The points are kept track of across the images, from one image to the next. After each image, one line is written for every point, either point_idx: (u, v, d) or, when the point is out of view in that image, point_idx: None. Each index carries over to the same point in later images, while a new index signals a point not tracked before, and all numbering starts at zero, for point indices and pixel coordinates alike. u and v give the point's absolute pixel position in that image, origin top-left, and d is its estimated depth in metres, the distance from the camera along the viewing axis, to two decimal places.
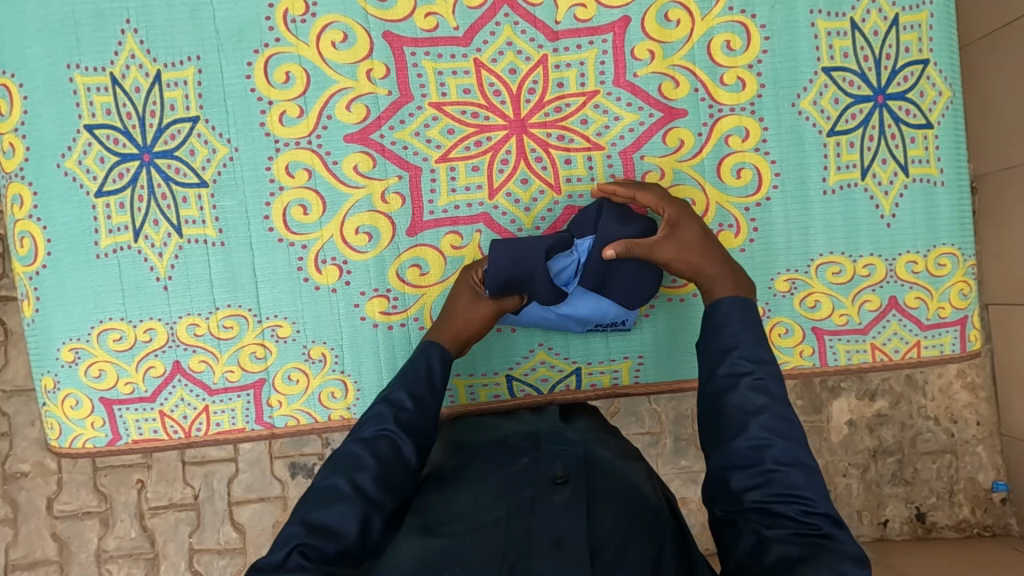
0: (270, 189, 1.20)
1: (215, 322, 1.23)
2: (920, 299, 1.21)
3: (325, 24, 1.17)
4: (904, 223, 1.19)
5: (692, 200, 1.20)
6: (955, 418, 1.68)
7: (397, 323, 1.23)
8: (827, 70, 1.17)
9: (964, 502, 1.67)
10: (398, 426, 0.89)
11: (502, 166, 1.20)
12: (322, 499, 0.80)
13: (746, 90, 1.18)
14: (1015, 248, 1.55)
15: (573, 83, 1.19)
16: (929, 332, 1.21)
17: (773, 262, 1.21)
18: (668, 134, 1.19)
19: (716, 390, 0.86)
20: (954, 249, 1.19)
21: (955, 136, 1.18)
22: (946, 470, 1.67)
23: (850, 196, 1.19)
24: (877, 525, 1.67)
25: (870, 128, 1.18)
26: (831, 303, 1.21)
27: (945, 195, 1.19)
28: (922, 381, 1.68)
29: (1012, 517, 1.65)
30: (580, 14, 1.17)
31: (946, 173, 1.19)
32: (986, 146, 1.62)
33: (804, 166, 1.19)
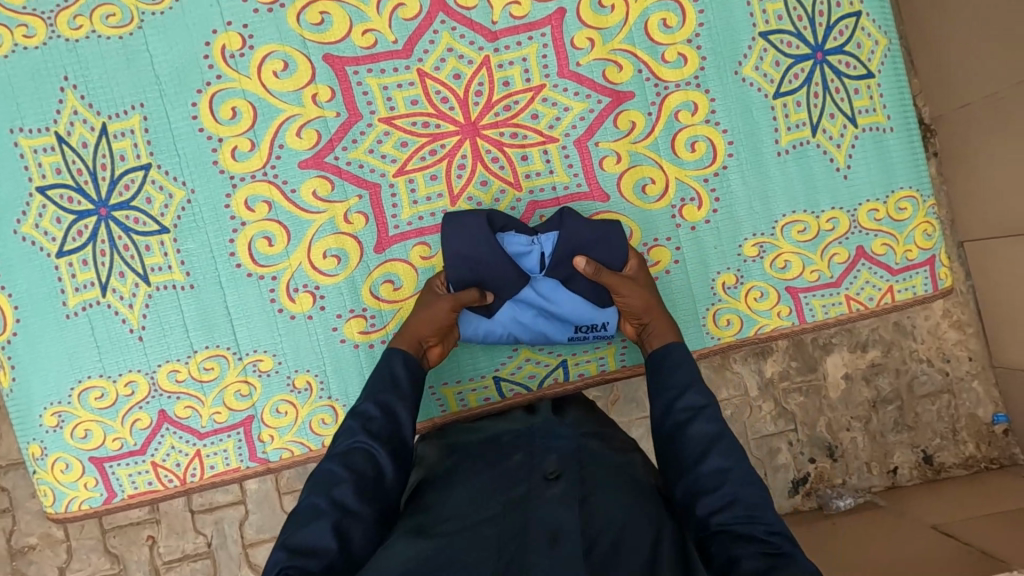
0: (233, 226, 1.20)
1: (195, 365, 1.22)
2: (887, 245, 1.22)
3: (264, 54, 1.17)
4: (860, 173, 1.21)
5: (651, 179, 1.21)
6: (947, 357, 1.70)
7: (378, 340, 1.23)
8: (764, 35, 1.19)
9: (967, 439, 1.69)
10: (369, 434, 0.89)
11: (460, 171, 1.20)
12: (302, 518, 0.80)
13: (689, 65, 1.20)
14: (981, 184, 1.58)
15: (519, 80, 1.19)
16: (900, 277, 1.23)
17: (738, 229, 1.22)
18: (619, 118, 1.20)
19: (675, 423, 0.90)
20: (913, 191, 1.21)
21: (898, 82, 1.21)
22: (946, 410, 1.70)
23: (803, 154, 1.21)
24: (887, 474, 1.69)
25: (814, 86, 1.20)
26: (801, 262, 1.23)
27: (897, 141, 1.21)
28: (910, 326, 1.70)
29: (1016, 447, 1.68)
30: (515, 12, 1.18)
31: (894, 120, 1.21)
32: (939, 89, 1.65)
33: (755, 132, 1.21)
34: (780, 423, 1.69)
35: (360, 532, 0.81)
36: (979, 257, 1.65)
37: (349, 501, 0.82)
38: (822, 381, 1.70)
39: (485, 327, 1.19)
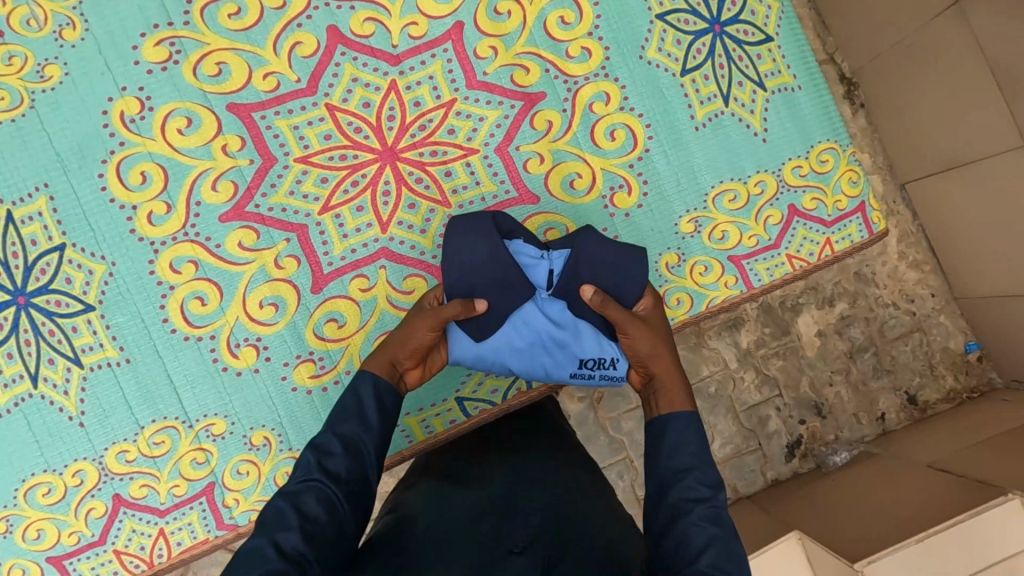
0: (161, 292, 1.17)
1: (144, 441, 1.18)
2: (816, 199, 1.25)
3: (166, 112, 1.16)
4: (778, 134, 1.24)
5: (577, 174, 1.22)
6: (911, 297, 1.74)
7: (330, 382, 1.20)
8: (661, 17, 1.22)
9: (946, 373, 1.72)
10: (326, 474, 0.87)
11: (385, 198, 1.19)
12: (243, 564, 0.76)
13: (593, 57, 1.21)
14: (909, 127, 1.63)
15: (429, 98, 1.20)
16: (834, 228, 1.25)
17: (671, 208, 1.24)
18: (535, 119, 1.21)
19: (671, 510, 0.88)
20: (831, 143, 1.24)
21: (797, 41, 1.24)
22: (920, 348, 1.73)
23: (720, 124, 1.23)
24: (876, 422, 1.70)
25: (717, 57, 1.23)
26: (738, 230, 1.24)
27: (807, 97, 1.24)
28: (870, 274, 1.74)
29: (992, 372, 1.72)
30: (413, 32, 1.19)
31: (800, 77, 1.24)
32: (852, 43, 1.71)
33: (670, 110, 1.23)
34: (763, 391, 1.70)
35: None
36: (921, 197, 1.70)
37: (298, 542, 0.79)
38: (795, 342, 1.72)
39: (482, 353, 1.19)
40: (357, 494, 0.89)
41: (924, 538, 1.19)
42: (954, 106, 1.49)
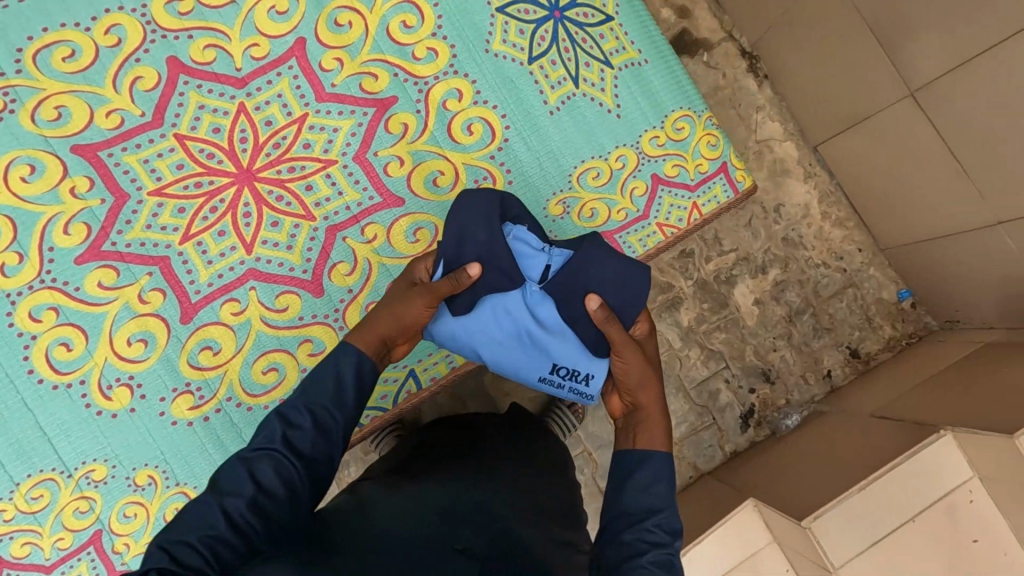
0: (23, 343, 1.14)
1: (21, 497, 1.15)
2: (678, 165, 1.28)
3: (7, 160, 1.14)
4: (630, 108, 1.27)
5: (439, 171, 1.24)
6: (839, 255, 1.78)
7: (211, 411, 1.20)
8: (501, 9, 1.24)
9: (883, 323, 1.76)
10: (287, 445, 0.88)
11: (246, 220, 1.20)
12: (192, 521, 0.81)
13: (441, 57, 1.23)
14: (810, 90, 1.69)
15: (280, 116, 1.20)
16: (699, 191, 1.29)
17: (537, 193, 1.27)
18: (390, 123, 1.23)
19: (622, 546, 0.94)
20: (686, 111, 1.28)
21: (637, 18, 1.28)
22: (855, 303, 1.76)
23: (574, 106, 1.26)
24: (823, 381, 1.73)
25: (561, 41, 1.25)
26: (606, 206, 1.28)
27: (653, 69, 1.28)
28: (798, 238, 1.78)
29: (927, 316, 1.76)
30: (255, 53, 1.19)
31: (645, 52, 1.28)
32: (747, 18, 1.77)
33: (522, 98, 1.25)
34: (710, 365, 1.72)
35: (244, 541, 0.80)
36: (834, 156, 1.75)
37: (245, 508, 0.81)
38: (734, 313, 1.74)
39: (463, 336, 1.23)
40: (321, 465, 0.91)
41: (864, 487, 1.21)
42: (847, 64, 1.54)
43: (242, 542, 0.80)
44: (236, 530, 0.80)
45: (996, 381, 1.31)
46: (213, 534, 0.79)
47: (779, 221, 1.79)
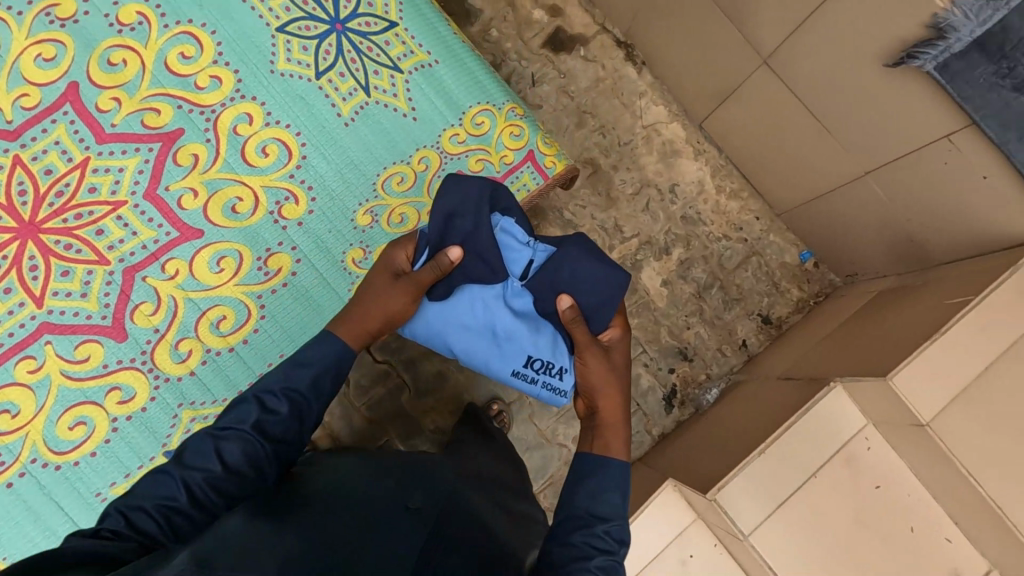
0: None
1: None
2: (482, 159, 1.29)
3: None
4: (425, 109, 1.28)
5: (238, 197, 1.22)
6: (738, 226, 1.81)
7: (14, 476, 1.13)
8: (282, 30, 1.25)
9: (790, 286, 1.79)
10: (259, 428, 0.93)
11: (33, 273, 1.16)
12: (151, 490, 0.85)
13: (225, 84, 1.23)
14: (683, 69, 1.73)
15: (60, 163, 1.18)
16: (507, 181, 1.30)
17: (342, 204, 1.26)
18: (178, 155, 1.21)
19: (569, 552, 0.94)
20: (484, 106, 1.30)
21: (422, 23, 1.31)
22: (760, 270, 1.79)
23: (369, 114, 1.27)
24: (739, 351, 1.75)
25: (347, 53, 1.27)
26: (414, 208, 1.27)
27: (445, 69, 1.30)
28: (696, 216, 1.81)
29: (830, 274, 1.79)
30: (26, 103, 1.18)
31: (434, 53, 1.30)
32: (616, 9, 1.81)
33: (314, 113, 1.25)
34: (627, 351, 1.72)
35: (197, 509, 0.85)
36: (718, 130, 1.79)
37: (208, 479, 0.86)
38: (643, 297, 1.74)
39: (441, 326, 1.27)
40: (286, 445, 0.96)
41: (764, 451, 1.22)
42: (708, 40, 1.58)
43: (197, 511, 0.85)
44: (193, 498, 0.85)
45: (882, 327, 1.34)
46: (172, 501, 0.83)
47: (676, 200, 1.82)
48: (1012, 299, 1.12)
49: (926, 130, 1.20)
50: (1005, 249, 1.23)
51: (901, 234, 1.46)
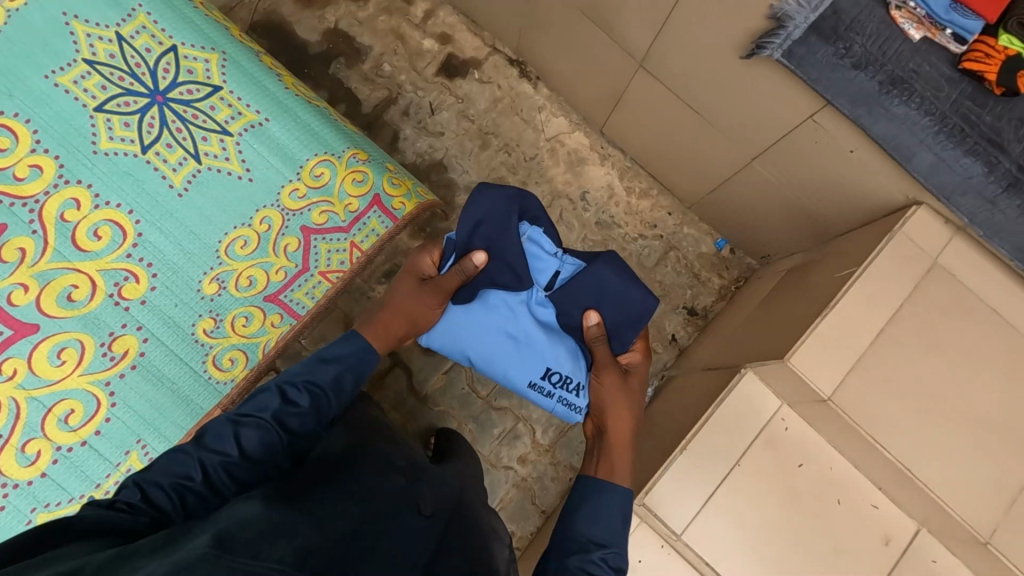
0: None
1: None
2: (326, 211, 1.26)
3: None
4: (262, 168, 1.23)
5: (73, 286, 1.15)
6: (652, 223, 1.84)
7: None
8: (99, 108, 1.17)
9: (710, 275, 1.82)
10: (280, 415, 1.00)
11: None
12: (168, 469, 0.91)
13: (46, 170, 1.14)
14: (574, 78, 1.75)
15: None
16: (355, 229, 1.28)
17: (186, 275, 1.21)
18: (4, 251, 1.13)
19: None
20: (323, 156, 1.26)
21: (248, 81, 1.25)
22: (679, 264, 1.82)
23: (204, 182, 1.21)
24: (670, 345, 1.77)
25: (171, 123, 1.20)
26: (262, 270, 1.24)
27: (278, 125, 1.25)
28: (609, 220, 1.83)
29: (747, 257, 1.82)
30: None
31: (264, 111, 1.24)
32: (503, 28, 1.83)
33: (145, 188, 1.19)
34: None
35: (211, 488, 0.90)
36: (618, 134, 1.82)
37: (224, 462, 0.92)
38: None
39: (466, 332, 1.35)
40: (308, 427, 1.03)
41: (687, 447, 1.24)
42: (589, 51, 1.61)
43: (210, 491, 0.90)
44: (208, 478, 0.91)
45: (787, 306, 1.37)
46: (188, 480, 0.89)
47: (589, 207, 1.84)
48: (891, 265, 1.17)
49: (792, 114, 1.25)
50: (883, 217, 1.28)
51: (795, 213, 1.50)
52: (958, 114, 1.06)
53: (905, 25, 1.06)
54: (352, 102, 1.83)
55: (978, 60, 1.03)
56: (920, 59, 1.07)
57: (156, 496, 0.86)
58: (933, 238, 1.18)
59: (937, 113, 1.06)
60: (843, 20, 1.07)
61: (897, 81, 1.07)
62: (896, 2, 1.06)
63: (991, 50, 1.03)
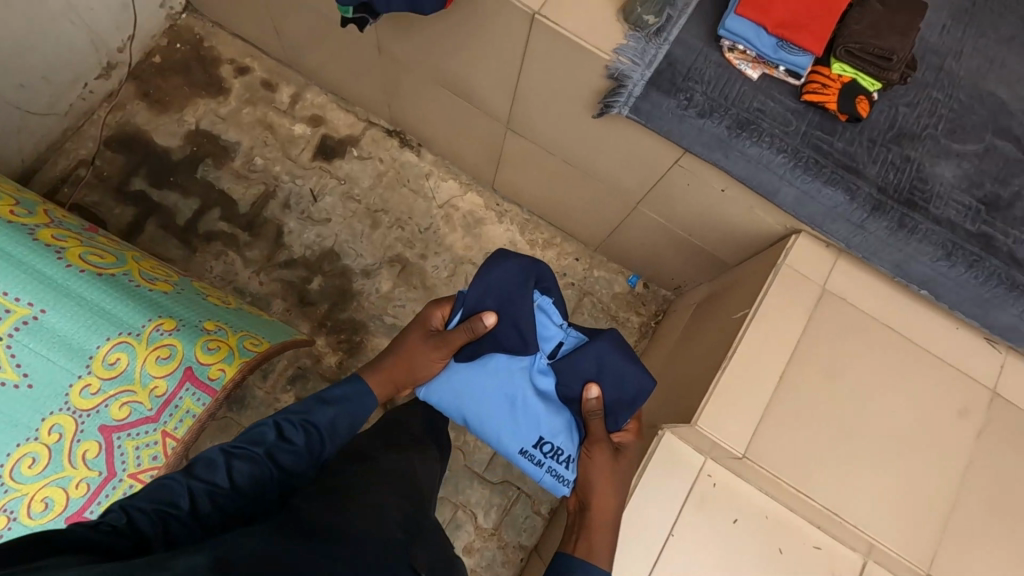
0: None
1: None
2: (129, 402, 1.01)
3: None
4: (42, 371, 0.94)
5: None
6: (561, 272, 1.79)
7: None
8: None
9: (627, 315, 1.77)
10: (276, 451, 0.85)
11: None
12: (147, 494, 0.74)
13: None
14: (453, 140, 1.71)
15: None
16: (167, 415, 1.05)
17: None
18: None
19: None
20: (121, 338, 0.99)
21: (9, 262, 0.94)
22: (595, 309, 1.77)
23: None
24: None
25: None
26: (48, 491, 0.96)
27: (60, 314, 0.96)
28: None
29: (661, 289, 1.79)
30: None
31: (36, 299, 0.94)
32: (373, 102, 1.78)
33: None
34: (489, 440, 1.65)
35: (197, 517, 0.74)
36: (510, 190, 1.77)
37: (213, 490, 0.77)
38: None
39: (462, 390, 1.16)
40: (298, 467, 0.86)
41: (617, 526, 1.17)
42: (458, 117, 1.56)
43: (196, 523, 0.74)
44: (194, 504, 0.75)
45: (697, 349, 1.33)
46: (176, 503, 0.74)
47: None
48: (781, 299, 1.15)
49: (657, 163, 1.22)
50: (768, 247, 1.26)
51: (690, 249, 1.47)
52: (810, 146, 1.04)
53: (742, 66, 1.05)
54: (225, 203, 1.73)
55: (818, 91, 1.02)
56: (762, 98, 1.05)
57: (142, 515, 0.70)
58: (817, 265, 1.16)
59: (789, 149, 1.04)
60: (680, 71, 1.05)
61: (744, 123, 1.04)
62: (728, 45, 1.04)
63: (828, 80, 1.02)
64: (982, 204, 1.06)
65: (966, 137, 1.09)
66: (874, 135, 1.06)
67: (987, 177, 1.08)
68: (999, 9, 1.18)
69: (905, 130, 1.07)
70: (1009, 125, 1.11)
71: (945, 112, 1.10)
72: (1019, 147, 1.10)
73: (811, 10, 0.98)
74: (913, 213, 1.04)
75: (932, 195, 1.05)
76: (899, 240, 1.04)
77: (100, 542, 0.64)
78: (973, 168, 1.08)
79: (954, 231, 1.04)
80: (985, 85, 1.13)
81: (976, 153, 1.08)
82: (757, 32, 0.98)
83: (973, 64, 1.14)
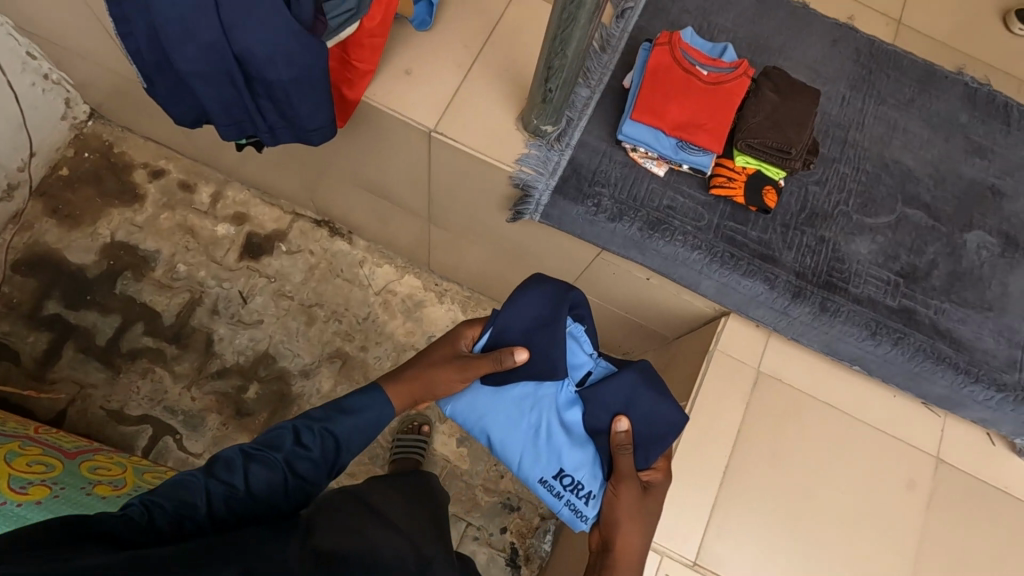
0: None
1: None
2: None
3: None
4: None
5: None
6: None
7: None
8: None
9: None
10: (293, 462, 0.86)
11: None
12: (172, 492, 0.77)
13: None
14: (382, 228, 1.67)
15: None
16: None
17: None
18: None
19: None
20: None
21: None
22: None
23: None
24: None
25: None
26: None
27: None
28: None
29: None
30: None
31: None
32: (297, 195, 1.73)
33: None
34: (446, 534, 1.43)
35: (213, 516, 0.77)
36: (447, 270, 1.74)
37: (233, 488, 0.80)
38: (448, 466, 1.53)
39: (485, 405, 0.99)
40: (311, 474, 0.87)
41: None
42: (382, 211, 1.52)
43: (210, 523, 0.76)
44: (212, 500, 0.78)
45: None
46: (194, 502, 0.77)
47: None
48: (716, 386, 1.12)
49: (580, 256, 1.19)
50: (699, 328, 1.24)
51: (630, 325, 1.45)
52: (724, 239, 1.03)
53: (648, 164, 1.03)
54: (149, 318, 1.65)
55: (726, 185, 1.00)
56: (672, 194, 1.03)
57: (164, 510, 0.74)
58: (749, 348, 1.15)
59: (704, 245, 1.02)
60: (585, 175, 1.03)
61: (656, 223, 1.02)
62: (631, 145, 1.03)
63: (734, 173, 1.01)
64: (899, 277, 1.06)
65: (877, 209, 1.09)
66: (786, 219, 1.05)
67: (902, 249, 1.07)
68: (895, 74, 1.19)
69: (817, 210, 1.07)
70: (918, 192, 1.11)
71: (854, 186, 1.10)
72: (929, 214, 1.10)
73: (707, 109, 0.97)
74: (834, 295, 1.03)
75: (850, 274, 1.04)
76: (823, 323, 1.03)
77: (116, 537, 0.67)
78: (888, 242, 1.07)
79: (876, 309, 1.03)
80: (889, 152, 1.13)
81: (889, 225, 1.08)
82: (655, 135, 0.97)
83: (876, 133, 1.14)
